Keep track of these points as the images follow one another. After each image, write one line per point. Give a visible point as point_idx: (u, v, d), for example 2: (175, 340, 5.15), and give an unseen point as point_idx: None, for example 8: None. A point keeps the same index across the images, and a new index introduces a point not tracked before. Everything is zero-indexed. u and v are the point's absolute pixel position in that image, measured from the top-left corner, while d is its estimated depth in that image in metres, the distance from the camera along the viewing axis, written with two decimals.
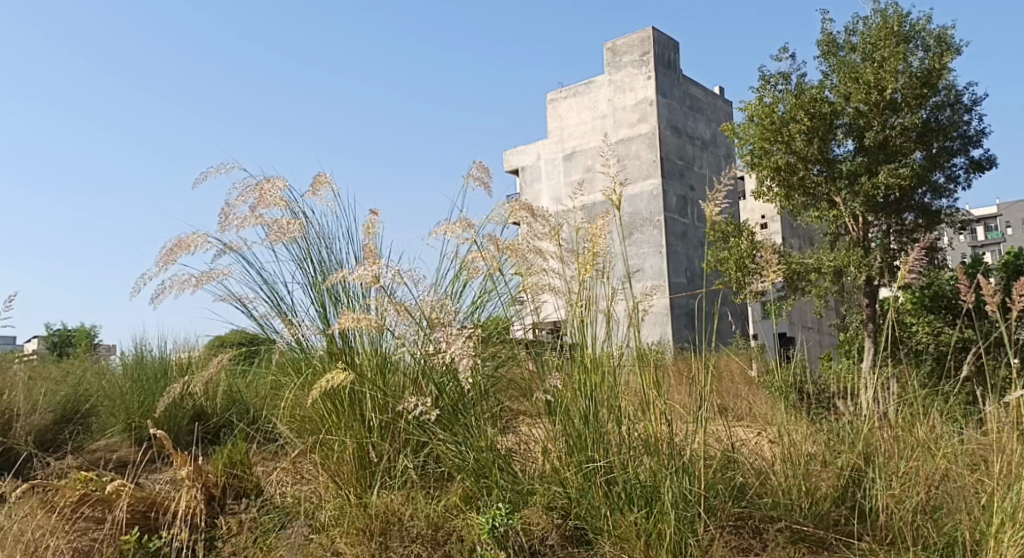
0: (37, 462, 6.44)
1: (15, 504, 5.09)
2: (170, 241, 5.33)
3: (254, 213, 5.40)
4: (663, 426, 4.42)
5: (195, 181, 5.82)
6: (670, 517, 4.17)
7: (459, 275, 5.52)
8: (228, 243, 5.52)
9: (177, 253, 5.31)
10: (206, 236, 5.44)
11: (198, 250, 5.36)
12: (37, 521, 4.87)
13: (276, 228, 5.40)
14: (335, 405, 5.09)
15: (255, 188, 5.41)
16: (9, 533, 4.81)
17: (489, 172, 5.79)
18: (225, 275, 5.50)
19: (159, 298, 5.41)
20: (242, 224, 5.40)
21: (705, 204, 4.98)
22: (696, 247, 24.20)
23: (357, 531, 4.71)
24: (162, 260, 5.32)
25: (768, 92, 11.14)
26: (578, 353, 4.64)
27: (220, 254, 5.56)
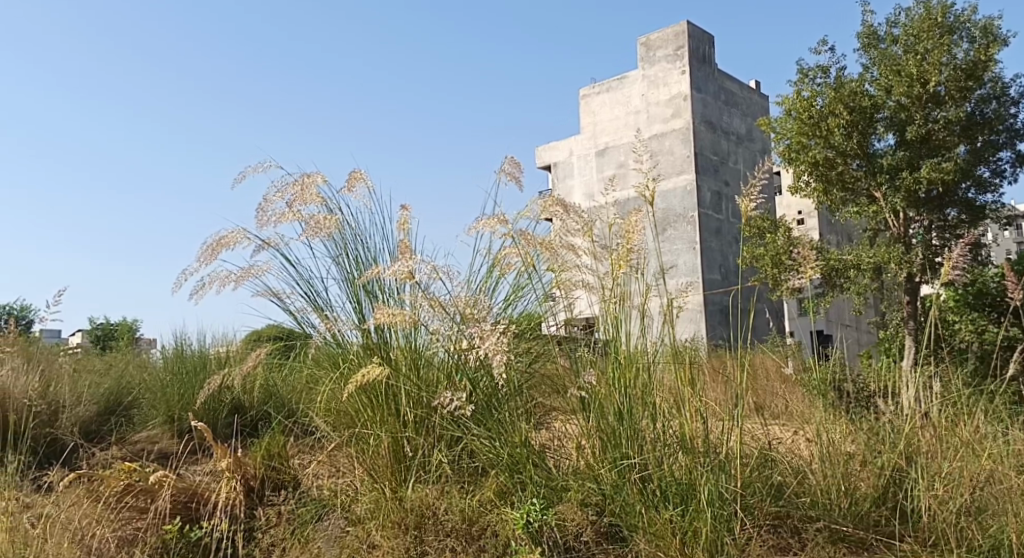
0: (83, 452, 6.62)
1: (60, 493, 5.16)
2: (209, 237, 5.39)
3: (292, 209, 5.45)
4: (699, 424, 4.41)
5: (235, 179, 5.89)
6: (706, 515, 4.17)
7: (492, 270, 5.53)
8: (266, 240, 5.58)
9: (217, 250, 5.38)
10: (244, 232, 5.50)
11: (237, 247, 5.42)
12: (83, 509, 4.92)
13: (312, 225, 5.45)
14: (371, 399, 5.13)
15: (292, 185, 5.45)
16: (56, 521, 4.84)
17: (521, 167, 5.80)
18: (263, 271, 5.56)
19: (200, 293, 5.48)
20: (280, 220, 5.45)
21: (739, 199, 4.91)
22: (730, 244, 24.06)
23: (393, 525, 4.76)
24: (202, 257, 5.38)
25: (807, 85, 11.08)
26: (611, 349, 4.64)
27: (258, 250, 5.62)
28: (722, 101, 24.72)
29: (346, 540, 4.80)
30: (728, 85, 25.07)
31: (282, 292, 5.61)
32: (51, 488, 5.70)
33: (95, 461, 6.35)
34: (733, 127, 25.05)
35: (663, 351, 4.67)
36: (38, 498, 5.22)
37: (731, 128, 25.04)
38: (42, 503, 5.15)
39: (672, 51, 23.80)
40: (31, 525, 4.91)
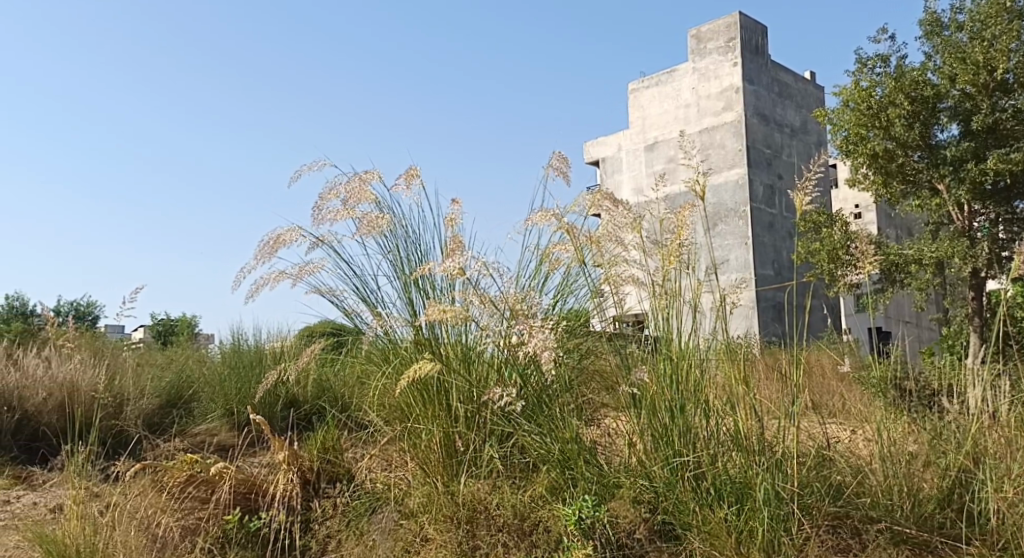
0: (147, 443, 6.76)
1: (126, 483, 5.23)
2: (266, 236, 5.46)
3: (346, 207, 5.49)
4: (753, 422, 4.39)
5: (291, 178, 5.94)
6: (762, 515, 4.15)
7: (540, 266, 5.53)
8: (320, 238, 5.63)
9: (272, 248, 5.44)
10: (299, 230, 5.55)
11: (292, 245, 5.47)
12: (147, 498, 5.00)
13: (366, 222, 5.48)
14: (422, 395, 5.17)
15: (346, 183, 5.50)
16: (122, 508, 4.93)
17: (568, 163, 5.79)
18: (318, 268, 5.61)
19: (256, 291, 5.55)
20: (335, 218, 5.50)
21: (794, 193, 4.74)
22: (784, 239, 23.78)
23: (444, 519, 4.78)
24: (258, 255, 5.45)
25: (865, 75, 10.93)
26: (662, 345, 4.59)
27: (313, 248, 5.68)
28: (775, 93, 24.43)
29: (400, 533, 4.83)
30: (781, 77, 24.76)
31: (336, 290, 5.66)
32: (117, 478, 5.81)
33: (159, 451, 6.50)
34: (786, 119, 24.74)
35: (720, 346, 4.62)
36: (106, 487, 5.31)
37: (785, 120, 24.73)
38: (109, 493, 5.22)
39: (723, 43, 23.56)
40: (99, 513, 4.97)
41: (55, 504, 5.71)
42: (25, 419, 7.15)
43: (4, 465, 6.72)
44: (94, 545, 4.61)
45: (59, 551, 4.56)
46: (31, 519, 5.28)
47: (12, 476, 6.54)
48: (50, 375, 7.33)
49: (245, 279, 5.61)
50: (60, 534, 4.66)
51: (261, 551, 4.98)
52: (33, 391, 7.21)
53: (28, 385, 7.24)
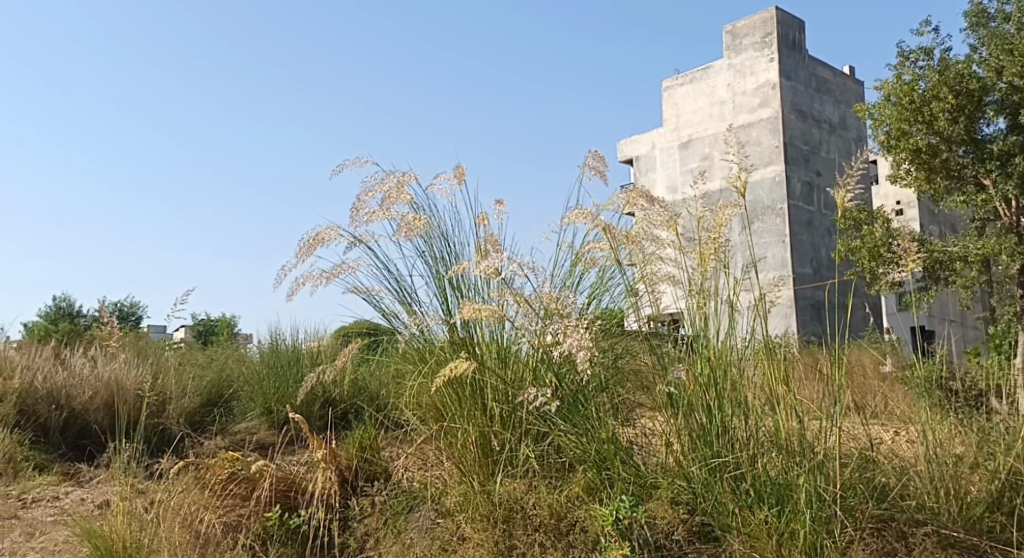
0: (192, 441, 6.88)
1: (169, 480, 5.29)
2: (305, 235, 5.48)
3: (384, 207, 5.49)
4: (794, 423, 4.31)
5: (333, 173, 5.75)
6: (804, 517, 4.08)
7: (575, 266, 5.49)
8: (359, 237, 5.63)
9: (310, 247, 5.46)
10: (339, 230, 5.56)
11: (329, 244, 5.48)
12: (190, 495, 5.04)
13: (403, 222, 5.46)
14: (458, 393, 5.15)
15: (386, 183, 5.49)
16: (165, 505, 4.99)
17: (605, 162, 5.74)
18: (356, 268, 5.61)
19: (295, 291, 5.56)
20: (373, 218, 5.50)
21: (835, 190, 4.65)
22: (822, 237, 23.54)
23: (481, 518, 4.75)
24: (296, 254, 5.48)
25: (907, 68, 10.80)
26: (699, 346, 4.53)
27: (350, 248, 5.69)
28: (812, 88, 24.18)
29: (437, 532, 4.80)
30: (820, 72, 24.49)
31: (373, 290, 5.65)
32: (162, 475, 5.89)
33: (201, 450, 6.59)
34: (825, 115, 24.47)
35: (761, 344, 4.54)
36: (150, 485, 5.38)
37: (824, 116, 24.45)
38: (153, 489, 5.28)
39: (760, 38, 23.36)
40: (143, 509, 5.03)
41: (102, 500, 5.80)
42: (72, 417, 7.30)
43: (53, 462, 6.89)
44: (140, 541, 4.66)
45: (106, 545, 4.60)
46: (79, 514, 5.37)
47: (60, 473, 6.69)
48: (97, 374, 7.49)
49: (284, 278, 5.63)
50: (107, 529, 4.70)
51: (301, 548, 5.00)
52: (80, 389, 7.37)
53: (76, 384, 7.40)
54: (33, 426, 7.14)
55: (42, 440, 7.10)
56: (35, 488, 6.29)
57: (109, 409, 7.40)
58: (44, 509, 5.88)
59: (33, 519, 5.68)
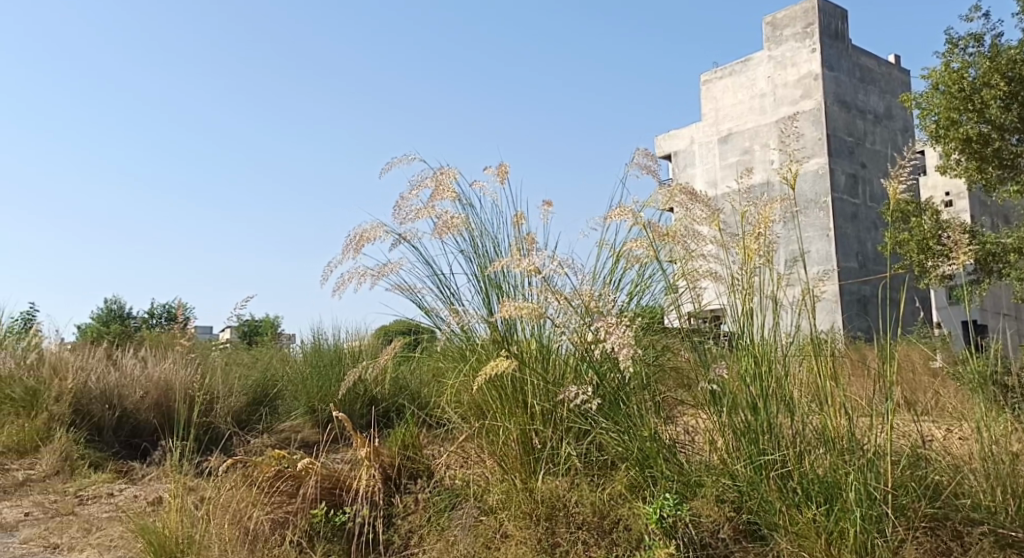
0: (239, 440, 7.06)
1: (219, 477, 5.35)
2: (351, 233, 5.50)
3: (428, 205, 5.48)
4: (843, 419, 4.23)
5: (382, 169, 5.91)
6: (854, 515, 4.00)
7: (616, 263, 5.43)
8: (402, 235, 5.63)
9: (355, 245, 5.47)
10: (384, 228, 5.57)
11: (374, 242, 5.49)
12: (240, 492, 5.06)
13: (446, 220, 5.44)
14: (499, 391, 5.14)
15: (430, 179, 5.49)
16: (215, 502, 5.07)
17: (654, 160, 5.69)
18: (399, 266, 5.61)
19: (340, 287, 5.58)
20: (418, 215, 5.49)
21: (885, 181, 4.53)
22: (867, 231, 23.23)
23: (524, 515, 4.72)
24: (342, 251, 5.49)
25: (957, 55, 10.66)
26: (742, 343, 4.46)
27: (395, 246, 5.68)
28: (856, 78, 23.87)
29: (480, 529, 4.79)
30: (864, 62, 24.14)
31: (416, 289, 5.65)
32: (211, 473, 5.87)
33: (248, 448, 6.78)
34: (870, 106, 24.11)
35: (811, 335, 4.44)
36: (201, 481, 5.47)
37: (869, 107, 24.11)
38: (204, 486, 5.37)
39: (802, 28, 23.15)
40: (195, 506, 5.17)
41: (155, 497, 5.88)
42: (125, 416, 7.41)
43: (107, 459, 7.01)
44: (191, 543, 4.83)
45: (159, 541, 4.84)
46: (133, 511, 5.45)
47: (114, 470, 6.80)
48: (148, 375, 7.62)
49: (330, 275, 5.64)
50: (161, 525, 4.94)
51: (346, 545, 4.98)
52: (132, 389, 7.49)
53: (127, 384, 7.50)
54: (88, 425, 7.27)
55: (96, 439, 7.23)
56: (91, 486, 6.41)
57: (160, 408, 7.49)
58: (100, 506, 5.98)
59: (89, 515, 5.77)
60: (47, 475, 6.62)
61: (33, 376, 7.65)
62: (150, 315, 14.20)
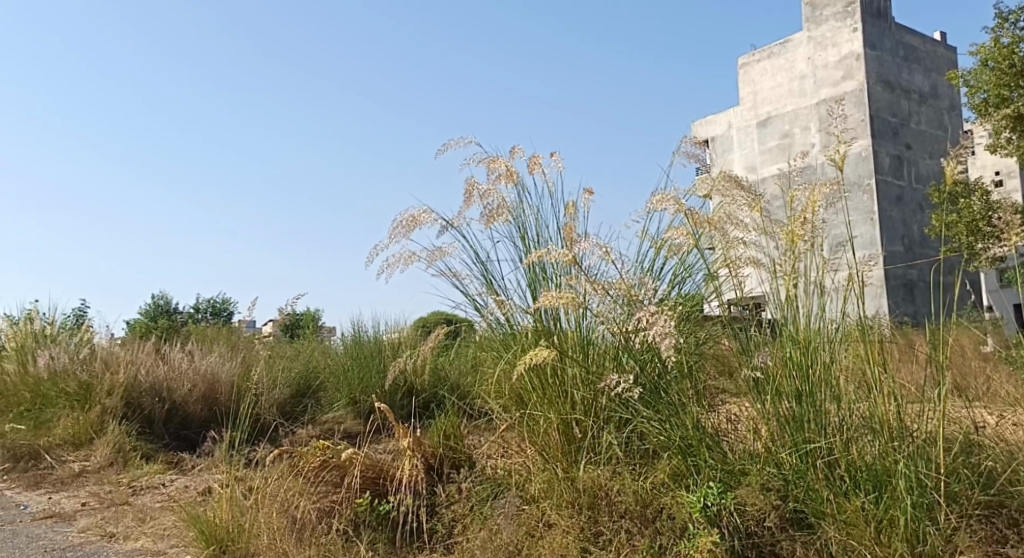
0: (284, 430, 7.17)
1: (266, 468, 5.43)
2: (401, 215, 5.50)
3: (480, 190, 5.47)
4: (892, 405, 4.15)
5: (439, 152, 5.71)
6: (904, 503, 3.93)
7: (657, 253, 5.38)
8: (452, 219, 5.62)
9: (404, 229, 5.48)
10: (432, 212, 5.58)
11: (423, 226, 5.49)
12: (287, 481, 5.16)
13: (496, 207, 5.43)
14: (540, 381, 5.14)
15: (491, 161, 5.46)
16: (264, 493, 5.13)
17: (702, 148, 5.67)
18: (446, 252, 5.60)
19: (387, 270, 5.59)
20: (468, 200, 5.49)
21: (945, 160, 4.37)
22: (911, 214, 22.93)
23: (567, 504, 4.71)
24: (390, 234, 5.50)
25: (1008, 30, 10.48)
26: (787, 330, 4.40)
27: (443, 231, 5.68)
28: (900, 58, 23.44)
29: (523, 518, 4.81)
30: (908, 40, 23.75)
31: (462, 276, 5.64)
32: (260, 463, 6.00)
33: (295, 439, 6.85)
34: (915, 84, 23.74)
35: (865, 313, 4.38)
36: (250, 472, 5.55)
37: (913, 85, 23.73)
38: (252, 476, 5.46)
39: (842, 8, 22.89)
40: (244, 496, 5.24)
41: (205, 487, 5.96)
42: (173, 409, 7.54)
43: (158, 451, 7.11)
44: (242, 533, 4.90)
45: (210, 530, 4.93)
46: (184, 500, 5.55)
47: (165, 462, 6.89)
48: (194, 367, 7.76)
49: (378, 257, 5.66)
50: (212, 514, 5.03)
51: (391, 534, 5.03)
52: (180, 382, 7.61)
53: (175, 377, 7.65)
54: (139, 418, 7.38)
55: (147, 431, 7.34)
56: (144, 476, 6.51)
57: (207, 400, 7.66)
58: (153, 496, 6.08)
59: (143, 505, 5.86)
60: (101, 467, 6.74)
61: (86, 370, 7.75)
62: (195, 311, 14.39)
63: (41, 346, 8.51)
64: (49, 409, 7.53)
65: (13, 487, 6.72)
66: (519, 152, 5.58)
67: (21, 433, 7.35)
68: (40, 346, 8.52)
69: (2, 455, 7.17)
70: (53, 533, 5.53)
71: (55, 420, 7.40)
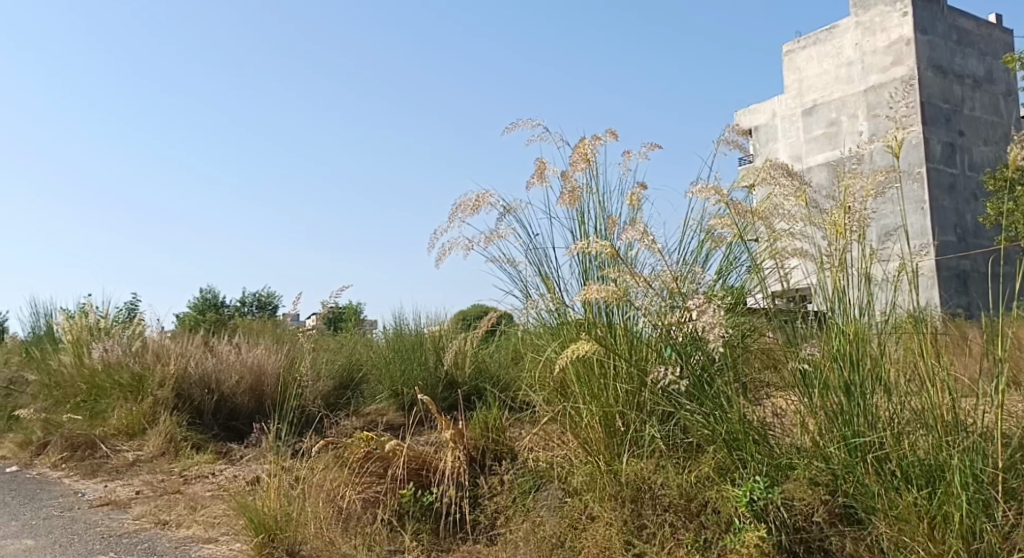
0: (328, 420, 7.23)
1: (313, 458, 5.46)
2: (462, 198, 5.47)
3: (541, 178, 5.45)
4: (946, 399, 4.01)
5: (508, 129, 5.61)
6: (960, 499, 3.80)
7: (702, 244, 5.31)
8: (513, 204, 5.58)
9: (465, 212, 5.45)
10: (494, 195, 5.55)
11: (484, 209, 5.45)
12: (332, 472, 5.19)
13: (565, 192, 5.35)
14: (584, 372, 5.08)
15: (578, 146, 5.32)
16: (310, 484, 5.18)
17: (743, 136, 5.55)
18: (505, 237, 5.55)
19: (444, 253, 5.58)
20: (533, 182, 5.46)
21: (1010, 143, 4.22)
22: (963, 203, 22.49)
23: (610, 498, 4.66)
24: (451, 216, 5.48)
25: None
26: (833, 323, 4.30)
27: (502, 215, 5.64)
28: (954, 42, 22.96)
29: (565, 511, 4.77)
30: (961, 23, 23.26)
31: (518, 263, 5.58)
32: (305, 453, 6.03)
33: (339, 429, 6.93)
34: (968, 69, 23.24)
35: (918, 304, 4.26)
36: (297, 462, 5.59)
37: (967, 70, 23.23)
38: (299, 466, 5.50)
39: None
40: (290, 487, 5.27)
41: (254, 476, 6.02)
42: (222, 400, 7.63)
43: (208, 441, 7.19)
44: (289, 524, 4.86)
45: (260, 519, 4.87)
46: (234, 489, 5.60)
47: (215, 452, 6.96)
48: (241, 359, 7.82)
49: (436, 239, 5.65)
50: (260, 504, 5.01)
51: (434, 525, 5.03)
52: (228, 374, 7.68)
53: (224, 368, 7.71)
54: (189, 409, 7.47)
55: (197, 421, 7.44)
56: (194, 465, 6.60)
57: (254, 392, 7.73)
58: (203, 485, 6.14)
59: (194, 494, 5.93)
60: (154, 456, 6.86)
61: (139, 361, 7.84)
62: (241, 304, 14.55)
63: (96, 338, 8.66)
64: (104, 400, 7.64)
65: (71, 475, 6.91)
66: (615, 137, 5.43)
67: (77, 423, 7.51)
68: (95, 338, 8.65)
69: (61, 445, 7.42)
70: (110, 520, 5.61)
71: (110, 410, 7.51)
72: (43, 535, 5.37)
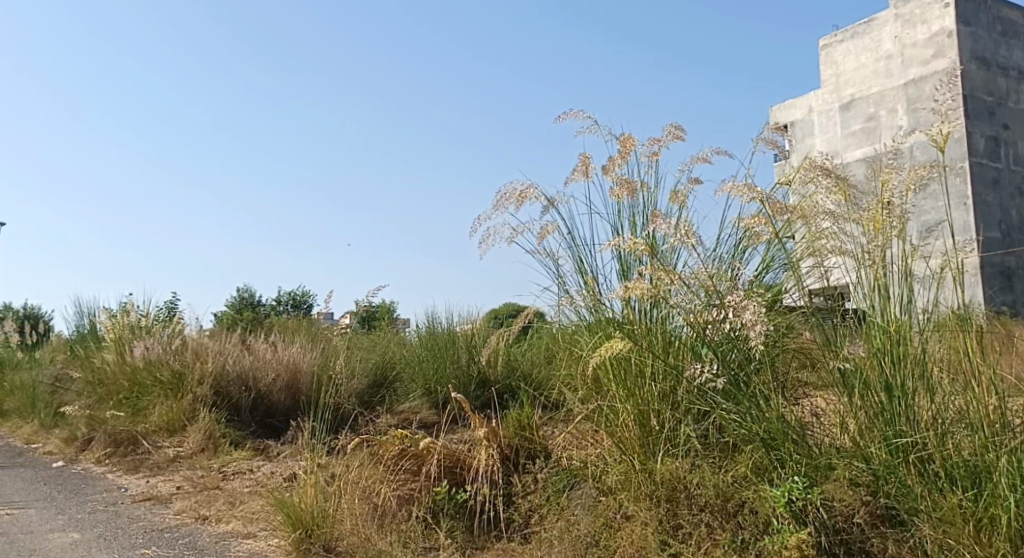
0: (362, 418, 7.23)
1: (348, 455, 5.46)
2: (507, 187, 5.43)
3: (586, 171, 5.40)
4: (992, 399, 3.93)
5: (559, 118, 5.52)
6: (1008, 501, 3.70)
7: (741, 241, 5.20)
8: (557, 198, 5.54)
9: (509, 202, 5.41)
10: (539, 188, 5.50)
11: (529, 201, 5.41)
12: (367, 469, 5.18)
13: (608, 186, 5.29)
14: (617, 371, 5.01)
15: (624, 140, 5.26)
16: (345, 481, 5.19)
17: (781, 133, 5.46)
18: (546, 231, 5.49)
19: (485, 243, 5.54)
20: (575, 176, 5.42)
21: None
22: (1007, 198, 22.08)
23: (645, 498, 4.59)
24: (495, 206, 5.44)
25: None
26: (871, 321, 4.20)
27: (546, 209, 5.59)
28: (998, 33, 22.58)
29: (600, 509, 4.72)
30: (1006, 15, 22.86)
31: (558, 258, 5.51)
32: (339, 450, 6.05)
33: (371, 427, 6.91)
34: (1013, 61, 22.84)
35: (963, 300, 4.16)
36: (333, 459, 5.61)
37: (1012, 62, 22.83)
38: (336, 464, 5.51)
39: None
40: (326, 483, 5.29)
41: (290, 473, 6.03)
42: (259, 398, 7.66)
43: (245, 437, 7.22)
44: (326, 520, 4.91)
45: (296, 515, 4.90)
46: (272, 485, 5.62)
47: (252, 449, 6.98)
48: (278, 356, 7.84)
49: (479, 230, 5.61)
50: (296, 500, 5.02)
51: (468, 523, 5.01)
52: (265, 372, 7.70)
53: (260, 366, 7.73)
54: (227, 406, 7.51)
55: (235, 418, 7.47)
56: (232, 462, 6.63)
57: (291, 390, 7.76)
58: (242, 481, 6.17)
59: (233, 490, 5.95)
60: (193, 452, 6.90)
61: (179, 359, 7.91)
62: (276, 303, 14.63)
63: (138, 337, 8.74)
64: (145, 397, 7.71)
65: (115, 470, 7.00)
66: (678, 133, 5.31)
67: (120, 419, 7.59)
68: (137, 337, 8.74)
69: (105, 441, 7.50)
70: (152, 515, 5.64)
71: (150, 407, 7.58)
72: (88, 528, 5.41)
